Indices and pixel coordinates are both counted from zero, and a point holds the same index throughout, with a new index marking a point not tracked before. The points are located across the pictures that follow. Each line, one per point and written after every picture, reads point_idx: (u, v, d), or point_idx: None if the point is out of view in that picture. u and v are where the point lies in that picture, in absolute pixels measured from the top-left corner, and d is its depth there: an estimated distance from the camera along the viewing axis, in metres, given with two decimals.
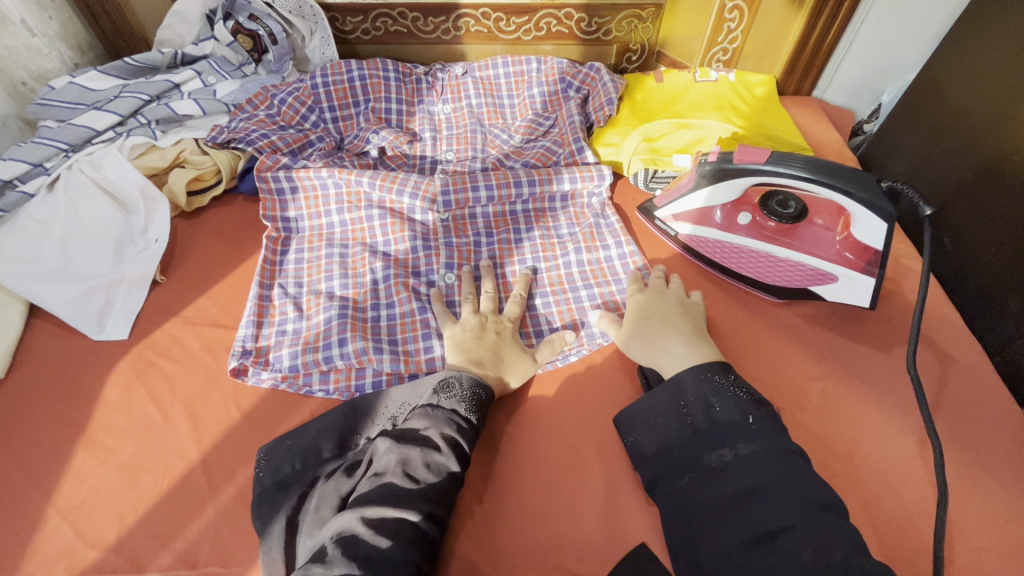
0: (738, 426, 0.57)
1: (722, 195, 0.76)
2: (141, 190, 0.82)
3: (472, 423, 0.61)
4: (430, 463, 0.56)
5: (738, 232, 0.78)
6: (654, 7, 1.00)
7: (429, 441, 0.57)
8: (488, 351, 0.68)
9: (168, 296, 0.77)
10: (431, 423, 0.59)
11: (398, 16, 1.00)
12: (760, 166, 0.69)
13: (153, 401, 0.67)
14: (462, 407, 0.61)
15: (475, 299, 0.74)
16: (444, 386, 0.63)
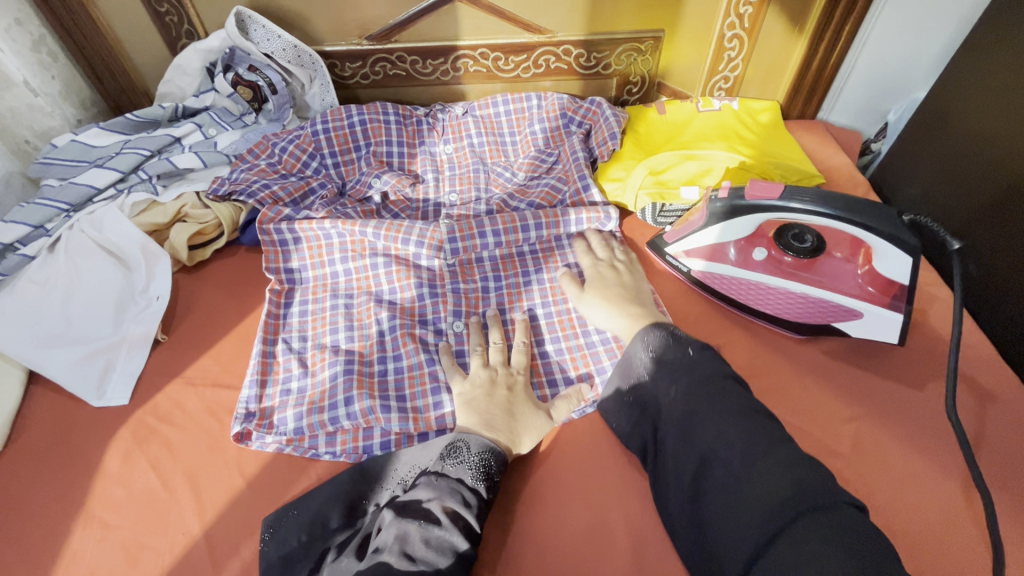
0: (679, 410, 0.56)
1: (734, 231, 0.73)
2: (142, 247, 0.81)
3: (481, 496, 0.57)
4: (429, 540, 0.53)
5: (753, 268, 0.74)
6: (653, 39, 0.99)
7: (430, 516, 0.54)
8: (500, 409, 0.65)
9: (169, 356, 0.75)
10: (434, 494, 0.56)
11: (397, 60, 1.00)
12: (773, 202, 0.67)
13: (154, 470, 0.64)
14: (470, 475, 0.58)
15: (484, 351, 0.72)
16: (451, 450, 0.60)
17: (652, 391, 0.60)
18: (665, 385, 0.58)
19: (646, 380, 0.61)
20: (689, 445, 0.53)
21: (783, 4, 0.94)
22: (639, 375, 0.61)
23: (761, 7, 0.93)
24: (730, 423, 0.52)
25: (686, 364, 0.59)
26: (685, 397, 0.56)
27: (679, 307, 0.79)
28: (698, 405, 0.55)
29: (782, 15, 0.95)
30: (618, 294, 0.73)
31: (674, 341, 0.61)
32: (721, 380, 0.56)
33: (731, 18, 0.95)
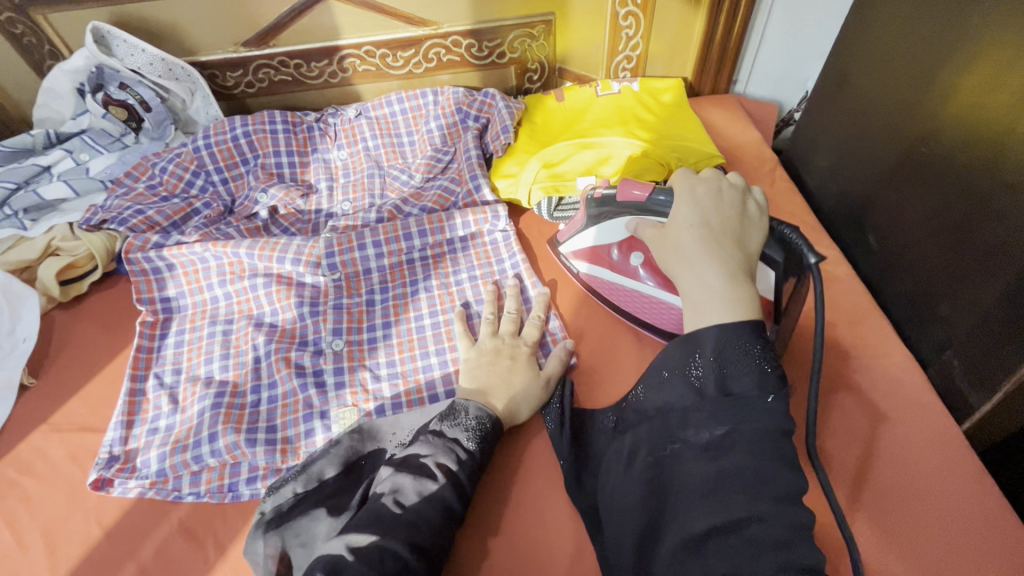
0: (727, 459, 0.45)
1: (606, 236, 0.72)
2: (3, 288, 0.76)
3: (474, 456, 0.57)
4: (426, 493, 0.53)
5: (632, 276, 0.70)
6: (544, 23, 0.94)
7: (427, 470, 0.54)
8: (500, 375, 0.65)
9: (37, 402, 0.72)
10: (433, 449, 0.56)
11: (280, 65, 0.95)
12: (639, 202, 0.66)
13: (8, 526, 0.61)
14: (465, 436, 0.58)
15: (496, 320, 0.72)
16: (452, 410, 0.60)
17: (701, 414, 0.48)
18: (717, 421, 0.47)
19: (704, 399, 0.48)
20: (713, 506, 0.43)
21: None
22: (699, 390, 0.48)
23: None
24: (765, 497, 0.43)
25: (760, 413, 0.46)
26: (734, 448, 0.45)
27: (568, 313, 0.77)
28: (745, 462, 0.44)
29: None
30: (716, 245, 0.53)
31: (756, 365, 0.47)
32: (783, 445, 0.45)
33: None
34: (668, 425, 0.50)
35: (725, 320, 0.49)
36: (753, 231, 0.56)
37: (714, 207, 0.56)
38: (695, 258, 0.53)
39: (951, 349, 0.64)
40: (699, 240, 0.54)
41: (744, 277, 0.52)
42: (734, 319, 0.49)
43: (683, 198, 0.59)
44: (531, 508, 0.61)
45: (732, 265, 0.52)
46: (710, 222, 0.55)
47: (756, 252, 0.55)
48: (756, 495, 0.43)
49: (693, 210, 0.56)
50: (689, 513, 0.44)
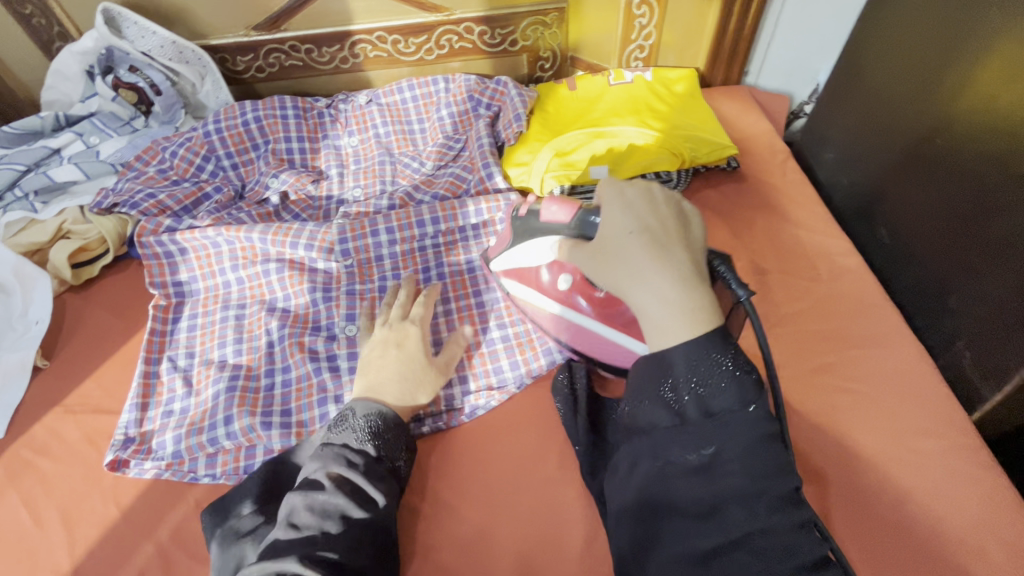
0: (721, 482, 0.42)
1: (527, 256, 0.66)
2: (15, 270, 0.76)
3: (369, 455, 0.57)
4: (315, 507, 0.52)
5: (557, 300, 0.66)
6: (558, 11, 0.93)
7: (315, 483, 0.54)
8: (392, 371, 0.62)
9: (51, 383, 0.72)
10: (319, 461, 0.56)
11: (290, 50, 0.95)
12: (562, 226, 0.59)
13: (26, 506, 0.61)
14: (355, 438, 0.57)
15: (390, 309, 0.70)
16: (337, 420, 0.60)
17: (684, 438, 0.43)
18: (699, 445, 0.43)
19: (683, 423, 0.44)
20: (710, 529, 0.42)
21: None
22: (679, 415, 0.44)
23: None
24: (762, 513, 0.40)
25: (742, 427, 0.42)
26: (727, 469, 0.42)
27: None
28: (741, 483, 0.41)
29: None
30: (647, 248, 0.48)
31: (731, 376, 0.43)
32: (775, 450, 0.41)
33: None
34: (650, 452, 0.45)
35: (691, 337, 0.44)
36: (695, 235, 0.51)
37: (648, 217, 0.50)
38: (644, 270, 0.47)
39: (962, 340, 0.64)
40: (649, 250, 0.47)
41: (694, 277, 0.47)
42: (697, 333, 0.44)
43: (615, 208, 0.51)
44: (544, 493, 0.62)
45: (682, 268, 0.47)
46: (654, 233, 0.49)
47: (705, 254, 0.50)
48: (755, 515, 0.40)
49: (631, 220, 0.50)
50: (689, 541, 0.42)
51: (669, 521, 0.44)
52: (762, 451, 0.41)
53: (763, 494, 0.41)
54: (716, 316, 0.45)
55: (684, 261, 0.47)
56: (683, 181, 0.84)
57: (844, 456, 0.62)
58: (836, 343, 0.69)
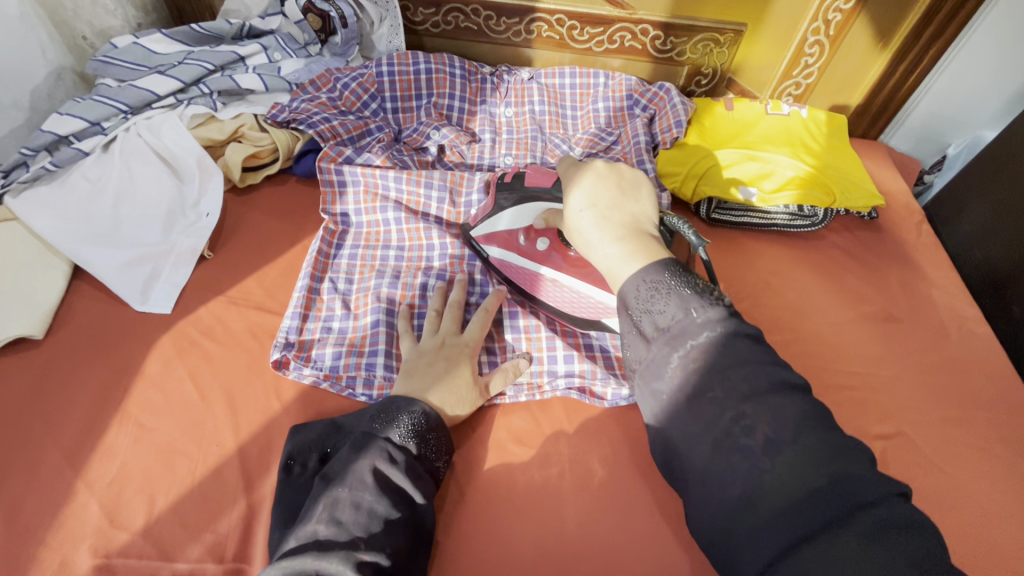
0: (761, 462, 0.40)
1: (512, 219, 0.71)
2: (197, 160, 0.80)
3: (409, 452, 0.55)
4: (359, 500, 0.50)
5: (538, 260, 0.71)
6: (735, 33, 0.96)
7: (357, 477, 0.51)
8: (452, 384, 0.62)
9: (214, 273, 0.75)
10: (361, 455, 0.53)
11: (471, 12, 0.98)
12: (546, 189, 0.68)
13: (193, 379, 0.65)
14: (399, 434, 0.55)
15: (439, 319, 0.69)
16: (380, 413, 0.57)
17: (668, 370, 0.46)
18: (680, 368, 0.45)
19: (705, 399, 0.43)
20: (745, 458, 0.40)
21: (873, 14, 0.92)
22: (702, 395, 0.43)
23: (850, 16, 0.92)
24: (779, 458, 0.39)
25: (704, 341, 0.44)
26: (762, 444, 0.40)
27: None
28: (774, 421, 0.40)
29: (870, 27, 0.94)
30: (605, 194, 0.53)
31: (693, 296, 0.46)
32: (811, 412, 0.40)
33: (817, 23, 0.93)
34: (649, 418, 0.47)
35: (643, 269, 0.48)
36: (642, 196, 0.54)
37: (598, 180, 0.54)
38: (590, 235, 0.52)
39: None
40: (589, 216, 0.52)
41: (646, 232, 0.51)
42: (645, 267, 0.48)
43: (570, 182, 0.55)
44: None
45: (625, 222, 0.52)
46: (599, 201, 0.53)
47: (651, 213, 0.53)
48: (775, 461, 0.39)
49: (577, 192, 0.54)
50: (746, 517, 0.39)
51: (740, 531, 0.39)
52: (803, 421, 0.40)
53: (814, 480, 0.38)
54: (663, 257, 0.49)
55: (623, 220, 0.52)
56: (825, 219, 0.88)
57: (970, 502, 0.64)
58: (962, 398, 0.72)
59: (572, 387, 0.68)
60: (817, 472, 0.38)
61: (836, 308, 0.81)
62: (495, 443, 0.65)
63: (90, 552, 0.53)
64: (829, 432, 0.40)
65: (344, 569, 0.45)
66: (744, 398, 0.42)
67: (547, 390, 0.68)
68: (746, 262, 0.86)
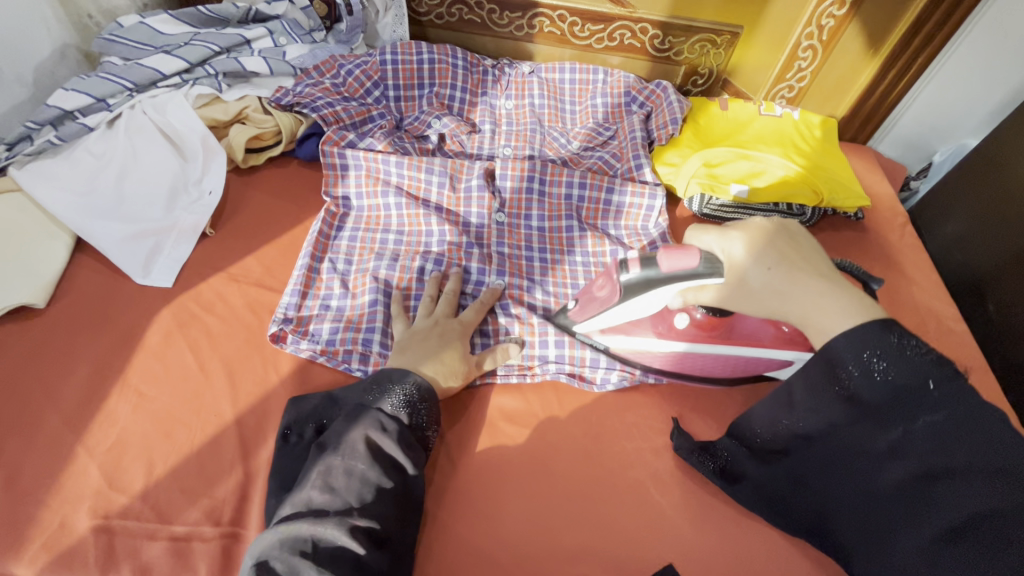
0: (915, 462, 0.44)
1: (642, 305, 0.63)
2: (201, 140, 0.81)
3: (400, 422, 0.57)
4: (350, 468, 0.53)
5: (677, 338, 0.67)
6: (731, 34, 0.99)
7: (350, 446, 0.54)
8: (452, 355, 0.64)
9: (216, 250, 0.76)
10: (354, 425, 0.55)
11: (475, 5, 1.00)
12: (692, 269, 0.56)
13: (192, 351, 0.66)
14: (391, 406, 0.58)
15: (434, 300, 0.71)
16: (375, 386, 0.59)
17: (870, 424, 0.46)
18: (886, 426, 0.45)
19: (860, 411, 0.46)
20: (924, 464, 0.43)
21: (865, 21, 0.95)
22: (848, 400, 0.46)
23: (844, 21, 0.95)
24: (923, 451, 0.43)
25: (923, 402, 0.43)
26: (922, 446, 0.43)
27: None
28: (941, 428, 0.43)
29: (861, 34, 0.97)
30: (787, 249, 0.53)
31: (903, 358, 0.44)
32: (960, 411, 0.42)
33: (811, 28, 0.96)
34: (841, 445, 0.48)
35: (852, 325, 0.46)
36: (813, 251, 0.54)
37: (769, 238, 0.54)
38: (794, 295, 0.51)
39: None
40: (785, 276, 0.52)
41: (834, 278, 0.51)
42: (856, 321, 0.46)
43: (736, 247, 0.54)
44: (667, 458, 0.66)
45: (821, 272, 0.51)
46: (769, 259, 0.52)
47: (830, 266, 0.53)
48: (919, 461, 0.43)
49: (752, 257, 0.53)
50: (914, 524, 0.44)
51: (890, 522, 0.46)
52: (960, 423, 0.42)
53: (952, 460, 0.42)
54: (872, 307, 0.48)
55: (822, 266, 0.52)
56: (814, 217, 0.91)
57: None
58: None
59: (562, 372, 0.70)
60: (976, 499, 0.41)
61: None
62: (487, 422, 0.67)
63: (89, 513, 0.54)
64: (967, 415, 0.42)
65: (337, 535, 0.49)
66: (901, 409, 0.44)
67: (538, 372, 0.70)
68: None
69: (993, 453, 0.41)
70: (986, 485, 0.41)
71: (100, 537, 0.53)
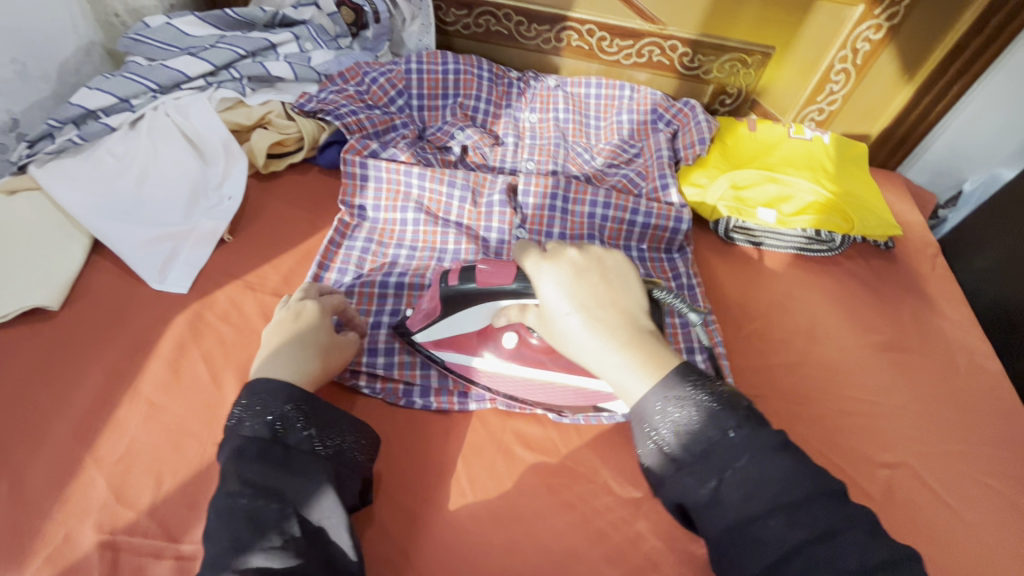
0: (740, 508, 0.44)
1: (463, 317, 0.63)
2: (224, 144, 0.80)
3: (272, 437, 0.50)
4: (225, 512, 0.46)
5: (533, 364, 0.64)
6: (763, 55, 0.97)
7: (231, 486, 0.48)
8: (314, 353, 0.59)
9: (233, 256, 0.75)
10: (228, 459, 0.49)
11: (503, 17, 0.99)
12: (509, 288, 0.57)
13: (206, 362, 0.64)
14: (259, 427, 0.51)
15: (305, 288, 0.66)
16: (239, 409, 0.52)
17: (689, 478, 0.46)
18: (703, 478, 0.45)
19: (679, 464, 0.46)
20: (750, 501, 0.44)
21: (901, 47, 0.93)
22: (668, 456, 0.47)
23: (880, 45, 0.93)
24: (737, 495, 0.44)
25: (726, 451, 0.45)
26: (734, 490, 0.44)
27: (731, 321, 0.81)
28: (750, 467, 0.44)
29: (897, 60, 0.95)
30: (601, 294, 0.51)
31: (698, 406, 0.47)
32: (769, 455, 0.45)
33: (845, 51, 0.94)
34: (671, 501, 0.47)
35: (655, 381, 0.48)
36: (627, 283, 0.54)
37: (589, 287, 0.51)
38: (590, 347, 0.50)
39: None
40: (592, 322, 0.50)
41: (646, 329, 0.51)
42: (661, 375, 0.48)
43: (550, 286, 0.52)
44: None
45: (639, 322, 0.51)
46: (591, 302, 0.51)
47: (638, 296, 0.53)
48: (746, 505, 0.44)
49: (568, 301, 0.51)
50: (738, 564, 0.43)
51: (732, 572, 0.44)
52: (766, 456, 0.45)
53: (773, 500, 0.43)
54: (671, 358, 0.50)
55: (637, 313, 0.52)
56: (842, 244, 0.89)
57: (972, 536, 0.64)
58: (970, 432, 0.72)
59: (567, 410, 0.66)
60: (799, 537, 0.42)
61: (848, 335, 0.81)
62: (504, 447, 0.64)
63: (95, 528, 0.52)
64: (785, 461, 0.45)
65: None
66: (709, 459, 0.45)
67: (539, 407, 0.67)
68: (759, 283, 0.86)
69: (792, 489, 0.44)
70: (793, 516, 0.43)
71: (104, 553, 0.51)
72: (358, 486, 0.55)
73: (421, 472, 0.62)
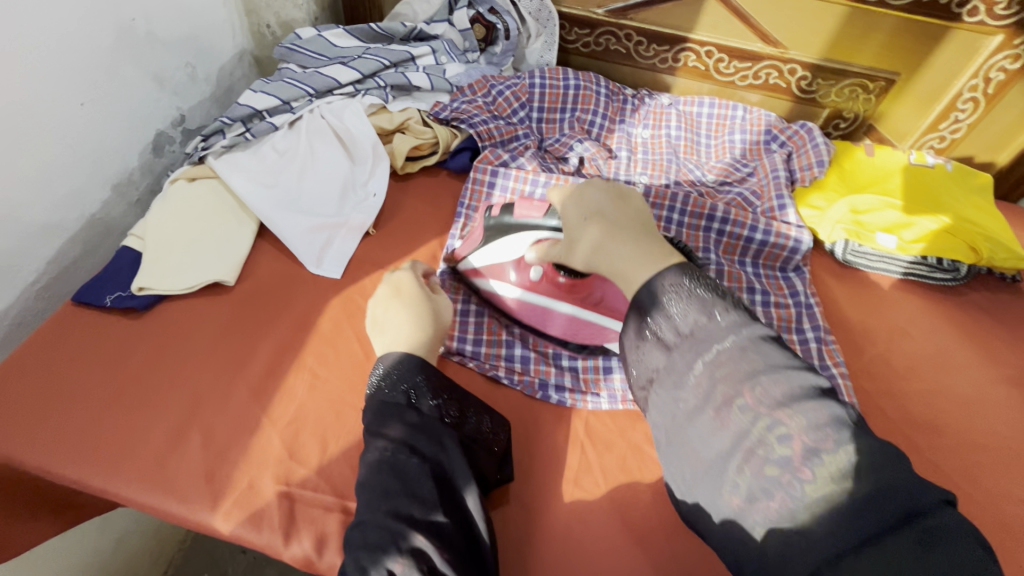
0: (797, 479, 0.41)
1: (506, 249, 0.70)
2: (371, 146, 0.88)
3: (411, 403, 0.56)
4: (377, 463, 0.52)
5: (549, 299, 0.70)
6: (887, 81, 0.97)
7: (382, 441, 0.54)
8: (429, 328, 0.64)
9: (377, 248, 0.82)
10: (375, 419, 0.55)
11: (623, 37, 1.04)
12: (535, 220, 0.67)
13: (359, 341, 0.71)
14: (402, 391, 0.57)
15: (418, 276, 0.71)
16: (381, 371, 0.59)
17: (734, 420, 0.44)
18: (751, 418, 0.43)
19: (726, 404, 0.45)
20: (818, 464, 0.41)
21: None
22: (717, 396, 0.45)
23: (1015, 76, 0.91)
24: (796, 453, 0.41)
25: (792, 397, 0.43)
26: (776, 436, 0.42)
27: (849, 343, 0.81)
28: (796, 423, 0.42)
29: None
30: (610, 204, 0.59)
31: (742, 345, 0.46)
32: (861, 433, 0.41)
33: (976, 80, 0.93)
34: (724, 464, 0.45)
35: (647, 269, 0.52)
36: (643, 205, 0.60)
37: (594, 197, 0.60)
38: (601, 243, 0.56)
39: None
40: (604, 231, 0.56)
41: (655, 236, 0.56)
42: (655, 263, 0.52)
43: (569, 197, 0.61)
44: None
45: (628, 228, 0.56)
46: (604, 210, 0.58)
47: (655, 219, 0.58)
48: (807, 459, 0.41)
49: (579, 209, 0.59)
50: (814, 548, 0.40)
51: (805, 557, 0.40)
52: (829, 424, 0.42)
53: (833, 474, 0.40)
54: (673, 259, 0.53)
55: (632, 223, 0.57)
56: (968, 274, 0.87)
57: None
58: None
59: None
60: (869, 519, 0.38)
61: (974, 365, 0.79)
62: (633, 445, 0.67)
63: (276, 480, 0.59)
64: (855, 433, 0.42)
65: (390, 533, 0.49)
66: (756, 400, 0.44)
67: None
68: (878, 308, 0.85)
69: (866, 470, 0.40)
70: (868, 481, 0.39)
71: (284, 502, 0.57)
72: (487, 459, 0.60)
73: (555, 461, 0.65)
